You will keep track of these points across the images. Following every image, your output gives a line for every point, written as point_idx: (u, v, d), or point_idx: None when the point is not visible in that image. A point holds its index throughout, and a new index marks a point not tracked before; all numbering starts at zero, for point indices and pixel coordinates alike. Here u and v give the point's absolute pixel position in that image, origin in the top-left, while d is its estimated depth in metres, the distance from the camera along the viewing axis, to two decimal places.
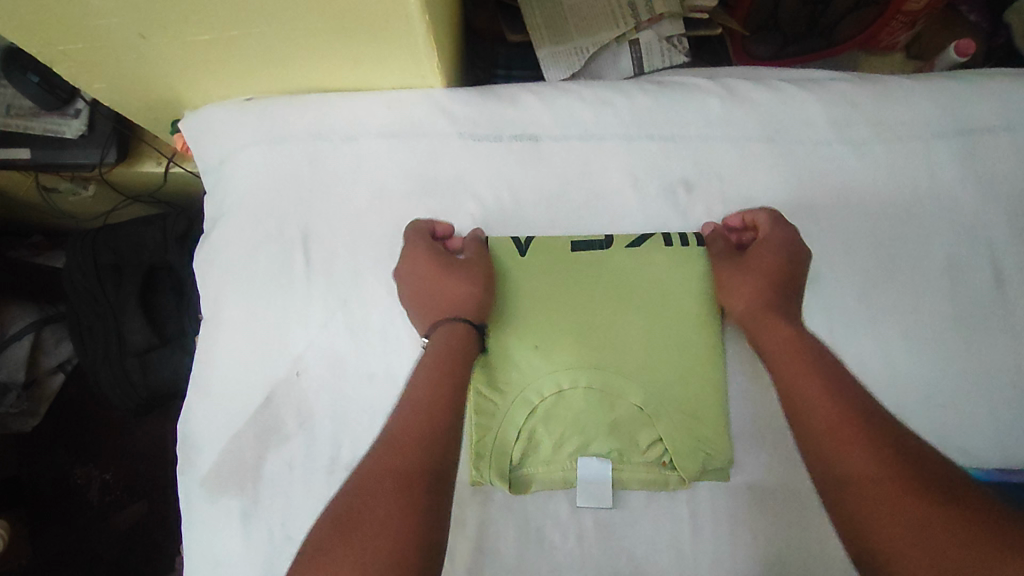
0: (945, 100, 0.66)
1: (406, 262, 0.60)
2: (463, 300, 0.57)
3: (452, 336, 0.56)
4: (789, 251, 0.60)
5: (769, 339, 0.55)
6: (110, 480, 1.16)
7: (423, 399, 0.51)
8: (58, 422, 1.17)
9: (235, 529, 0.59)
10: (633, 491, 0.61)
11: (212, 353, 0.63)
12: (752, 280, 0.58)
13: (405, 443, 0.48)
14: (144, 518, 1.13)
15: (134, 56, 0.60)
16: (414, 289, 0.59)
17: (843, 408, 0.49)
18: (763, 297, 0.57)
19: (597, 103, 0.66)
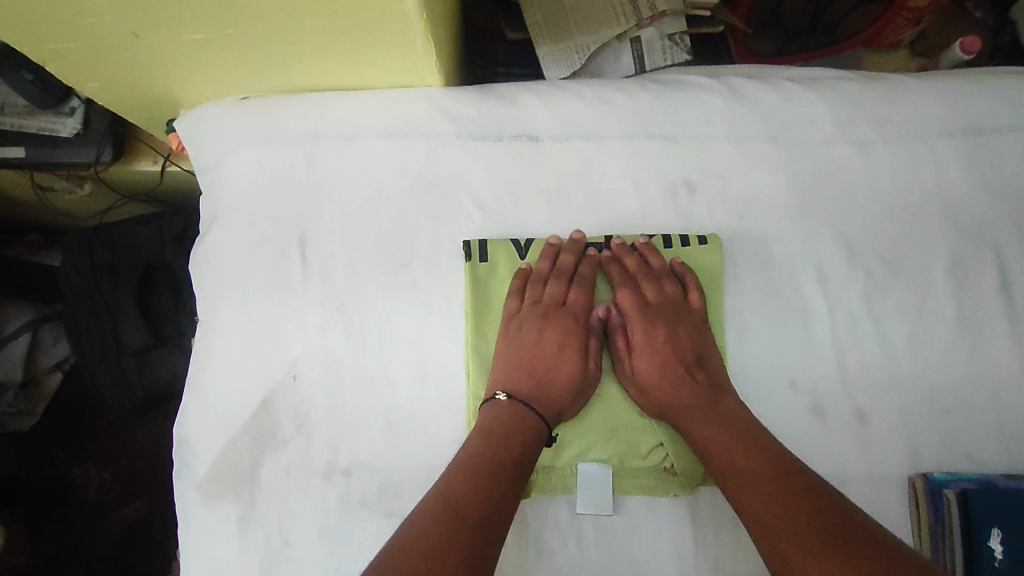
0: (951, 99, 0.65)
1: (524, 317, 0.63)
2: (563, 393, 0.60)
3: (524, 413, 0.58)
4: (675, 311, 0.62)
5: (674, 408, 0.59)
6: (108, 479, 1.15)
7: (509, 425, 0.56)
8: (56, 420, 1.17)
9: (232, 534, 0.59)
10: (634, 496, 0.60)
11: (209, 356, 0.63)
12: (648, 357, 0.61)
13: (492, 456, 0.53)
14: (143, 518, 1.13)
15: (127, 55, 0.59)
16: (519, 345, 0.61)
17: (743, 445, 0.54)
18: (660, 371, 0.60)
19: (598, 103, 0.65)
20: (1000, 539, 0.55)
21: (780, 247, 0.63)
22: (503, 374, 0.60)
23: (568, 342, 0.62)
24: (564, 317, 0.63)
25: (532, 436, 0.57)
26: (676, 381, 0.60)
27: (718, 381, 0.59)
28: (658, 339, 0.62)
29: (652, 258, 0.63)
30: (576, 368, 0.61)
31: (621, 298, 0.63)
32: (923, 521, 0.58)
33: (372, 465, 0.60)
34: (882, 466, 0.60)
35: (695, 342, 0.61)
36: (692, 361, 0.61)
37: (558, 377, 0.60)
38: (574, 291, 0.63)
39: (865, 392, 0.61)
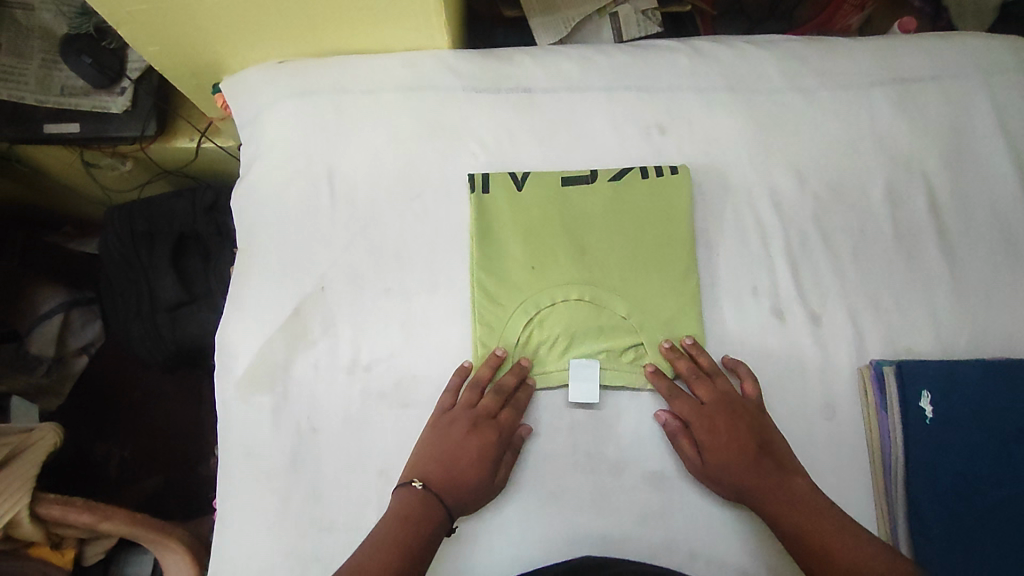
0: (881, 55, 0.76)
1: (456, 415, 0.65)
2: (470, 491, 0.63)
3: (431, 503, 0.61)
4: (732, 402, 0.65)
5: (757, 495, 0.62)
6: (128, 456, 1.21)
7: (421, 506, 0.60)
8: (78, 403, 1.24)
9: (267, 421, 0.68)
10: (617, 388, 0.68)
11: (247, 275, 0.73)
12: (717, 450, 0.63)
13: (402, 528, 0.59)
14: (163, 492, 1.19)
15: (187, 18, 0.71)
16: (447, 442, 0.64)
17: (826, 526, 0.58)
18: (735, 461, 0.63)
19: (582, 61, 0.76)
20: (929, 400, 0.64)
21: (740, 178, 0.73)
22: (423, 462, 0.64)
23: (489, 451, 0.64)
24: (492, 428, 0.64)
25: (432, 528, 0.60)
26: (747, 468, 0.62)
27: (781, 461, 0.63)
28: (720, 433, 0.64)
29: (700, 357, 0.67)
30: (487, 475, 0.63)
31: (681, 405, 0.65)
32: (869, 397, 0.67)
33: (389, 363, 0.69)
34: (832, 359, 0.69)
35: (752, 426, 0.64)
36: (758, 444, 0.63)
37: (467, 479, 0.63)
38: (506, 411, 0.65)
39: (817, 297, 0.71)
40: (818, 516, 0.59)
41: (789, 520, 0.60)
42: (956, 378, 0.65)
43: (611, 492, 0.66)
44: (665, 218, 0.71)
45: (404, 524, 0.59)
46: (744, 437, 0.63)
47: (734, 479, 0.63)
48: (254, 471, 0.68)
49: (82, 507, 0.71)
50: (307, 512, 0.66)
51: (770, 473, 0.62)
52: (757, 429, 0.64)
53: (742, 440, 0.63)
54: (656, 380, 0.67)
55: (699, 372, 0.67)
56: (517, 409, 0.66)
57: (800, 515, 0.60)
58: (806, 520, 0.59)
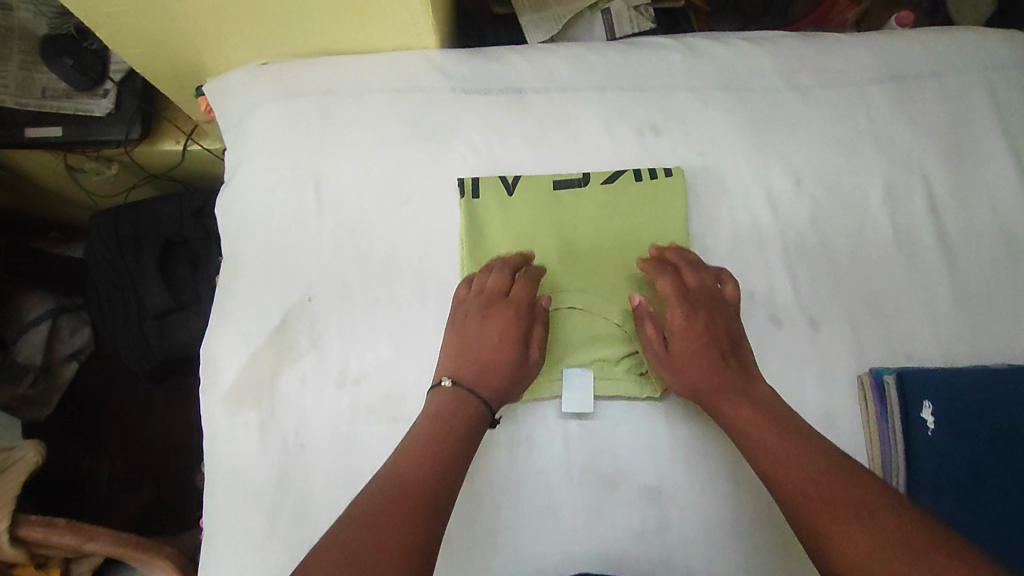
0: (878, 51, 0.74)
1: (470, 306, 0.65)
2: (503, 377, 0.63)
3: (468, 397, 0.61)
4: (712, 298, 0.64)
5: (713, 392, 0.61)
6: (119, 467, 1.20)
7: (456, 402, 0.61)
8: (69, 414, 1.23)
9: (254, 437, 0.67)
10: (611, 398, 0.67)
11: (233, 286, 0.71)
12: (685, 335, 0.63)
13: (437, 424, 0.58)
14: (154, 506, 1.17)
15: (167, 20, 0.68)
16: (467, 334, 0.64)
17: (778, 429, 0.56)
18: (697, 350, 0.62)
19: (573, 60, 0.75)
20: (931, 411, 0.63)
21: (736, 180, 0.72)
22: (450, 362, 0.64)
23: (510, 332, 0.64)
24: (507, 305, 0.65)
25: (473, 420, 0.60)
26: (712, 365, 0.62)
27: (748, 364, 0.62)
28: (695, 323, 0.63)
29: (689, 254, 0.67)
30: (516, 355, 0.64)
31: (663, 286, 0.65)
32: (869, 407, 0.66)
33: (379, 376, 0.68)
34: (830, 365, 0.67)
35: (725, 326, 0.64)
36: (726, 348, 0.63)
37: (498, 365, 0.63)
38: (517, 286, 0.66)
39: (816, 302, 0.69)
40: (774, 420, 0.57)
41: (738, 416, 0.58)
42: (957, 387, 0.63)
43: (606, 505, 0.64)
44: (660, 221, 0.70)
45: (443, 421, 0.59)
46: (713, 330, 0.63)
47: (691, 370, 0.62)
48: (240, 488, 0.66)
49: (65, 529, 0.69)
50: (295, 533, 0.64)
51: (732, 373, 0.61)
52: (730, 329, 0.64)
53: (713, 335, 0.63)
54: (644, 267, 0.67)
55: (686, 263, 0.66)
56: (528, 280, 0.66)
57: (755, 416, 0.58)
58: (758, 419, 0.57)
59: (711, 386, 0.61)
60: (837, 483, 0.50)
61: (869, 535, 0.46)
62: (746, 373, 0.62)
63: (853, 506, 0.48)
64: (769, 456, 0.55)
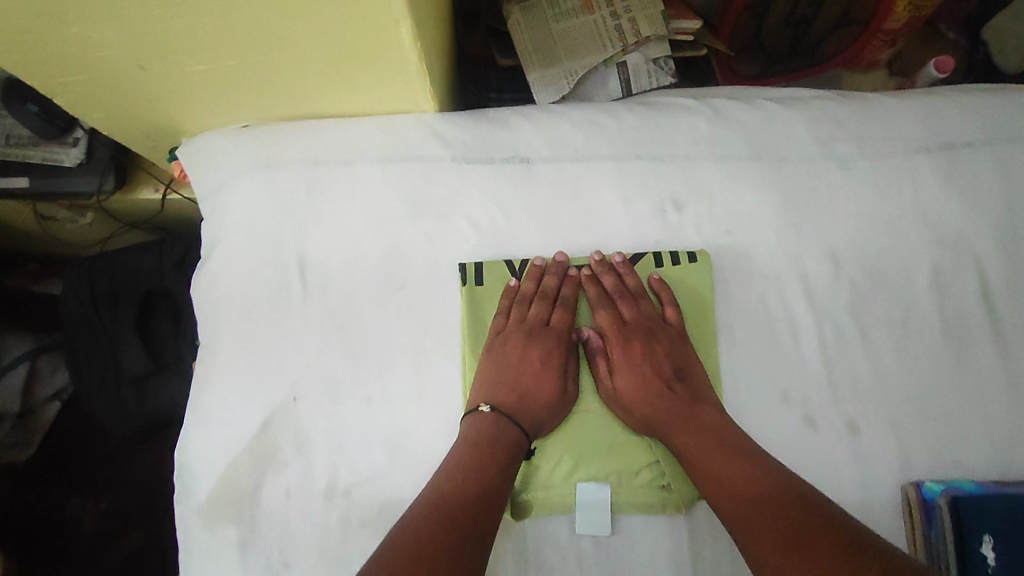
0: (924, 116, 0.67)
1: (509, 335, 0.65)
2: (545, 407, 0.62)
3: (513, 425, 0.60)
4: (650, 326, 0.65)
5: (662, 421, 0.60)
6: (105, 509, 1.13)
7: (497, 425, 0.59)
8: (52, 452, 1.16)
9: (234, 557, 0.60)
10: (630, 514, 0.60)
11: (210, 380, 0.64)
12: (626, 370, 0.63)
13: (481, 445, 0.57)
14: (139, 552, 1.11)
15: (132, 87, 0.61)
16: (505, 362, 0.63)
17: (722, 452, 0.56)
18: (639, 386, 0.62)
19: (587, 125, 0.67)
20: (992, 546, 0.56)
21: (767, 262, 0.65)
22: (487, 388, 0.61)
23: (550, 361, 0.64)
24: (548, 334, 0.65)
25: (514, 446, 0.59)
26: (658, 395, 0.61)
27: (695, 389, 0.61)
28: (635, 354, 0.64)
29: (628, 277, 0.66)
30: (557, 385, 0.63)
31: (600, 319, 0.65)
32: (917, 528, 0.59)
33: (373, 486, 0.61)
34: (874, 475, 0.61)
35: (669, 353, 0.63)
36: (672, 374, 0.63)
37: (541, 394, 0.62)
38: (557, 313, 0.66)
39: (856, 402, 0.62)
40: (718, 443, 0.57)
41: (684, 441, 0.58)
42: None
43: None
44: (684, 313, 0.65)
45: (486, 444, 0.58)
46: (654, 359, 0.63)
47: (640, 402, 0.61)
48: None
49: None
50: None
51: (678, 399, 0.61)
52: (671, 355, 0.63)
53: (656, 366, 0.63)
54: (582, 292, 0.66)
55: (623, 290, 0.66)
56: (569, 311, 0.66)
57: (702, 441, 0.57)
58: (701, 442, 0.57)
59: (658, 415, 0.60)
60: (783, 509, 0.51)
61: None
62: (692, 395, 0.61)
63: (797, 533, 0.49)
64: (715, 480, 0.55)
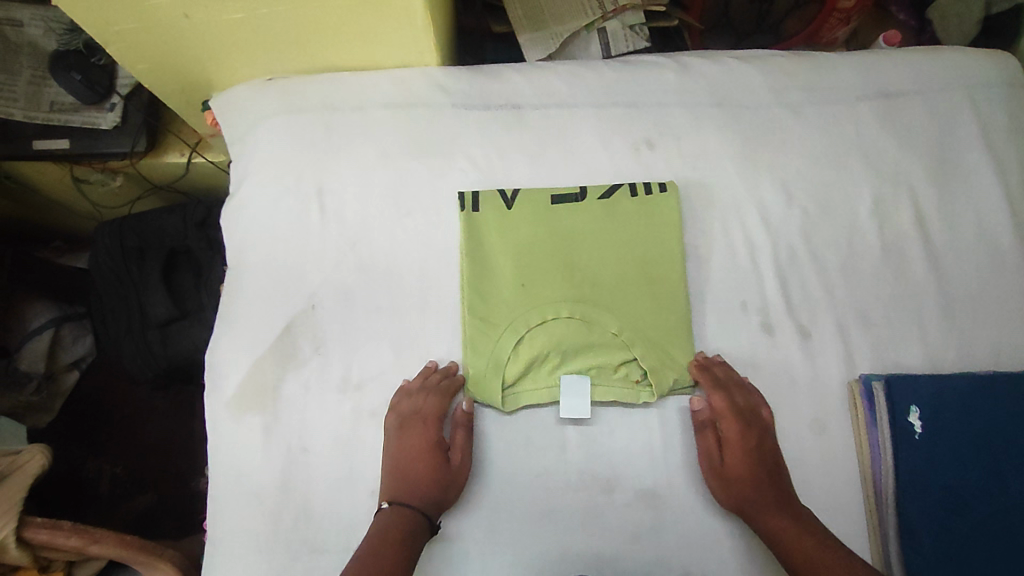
0: (864, 70, 0.77)
1: (395, 431, 0.66)
2: (434, 488, 0.64)
3: (408, 514, 0.62)
4: (754, 418, 0.66)
5: (760, 507, 0.62)
6: (120, 472, 1.19)
7: (392, 521, 0.61)
8: (71, 419, 1.23)
9: (257, 441, 0.68)
10: (608, 404, 0.68)
11: (237, 295, 0.72)
12: (738, 459, 0.64)
13: (383, 540, 0.60)
14: (155, 506, 1.17)
15: (175, 36, 0.70)
16: (396, 456, 0.65)
17: (816, 541, 0.60)
18: (747, 475, 0.64)
19: (570, 77, 0.77)
20: (918, 416, 0.65)
21: (728, 193, 0.74)
22: (387, 484, 0.64)
23: (430, 441, 0.65)
24: (423, 421, 0.66)
25: (413, 530, 0.61)
26: (757, 482, 0.63)
27: (786, 485, 0.64)
28: (743, 439, 0.65)
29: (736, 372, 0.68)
30: (442, 463, 0.65)
31: (717, 401, 0.66)
32: (858, 410, 0.67)
33: (381, 381, 0.69)
34: (822, 372, 0.69)
35: (765, 446, 0.66)
36: (769, 464, 0.65)
37: (430, 476, 0.64)
38: (430, 399, 0.66)
39: (806, 311, 0.71)
40: (811, 535, 0.60)
41: (778, 526, 0.61)
42: (945, 396, 0.65)
43: (604, 511, 0.65)
44: (652, 231, 0.71)
45: (390, 540, 0.60)
46: (756, 449, 0.65)
47: (742, 485, 0.63)
48: (243, 490, 0.67)
49: (70, 531, 0.69)
50: (297, 533, 0.66)
51: (773, 489, 0.63)
52: (767, 449, 0.66)
53: (755, 453, 0.65)
54: (699, 372, 0.67)
55: (736, 383, 0.67)
56: (440, 395, 0.67)
57: (796, 532, 0.60)
58: (794, 533, 0.60)
59: (755, 503, 0.63)
60: None
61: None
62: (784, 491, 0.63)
63: None
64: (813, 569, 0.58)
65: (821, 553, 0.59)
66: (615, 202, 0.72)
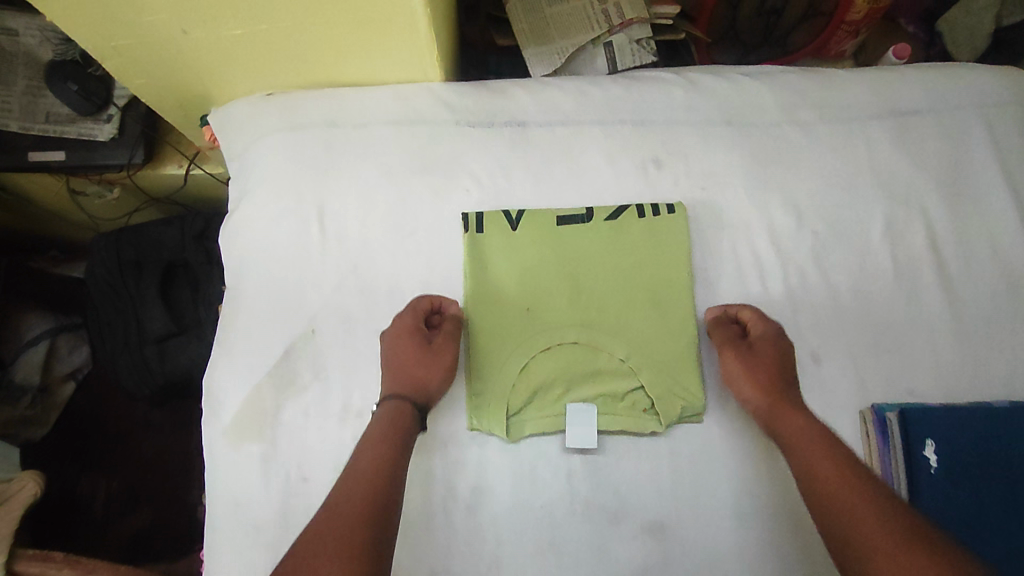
0: (876, 88, 0.75)
1: (391, 333, 0.66)
2: (424, 385, 0.64)
3: (399, 412, 0.61)
4: (780, 335, 0.66)
5: (775, 412, 0.61)
6: (115, 488, 1.18)
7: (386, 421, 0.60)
8: (66, 433, 1.21)
9: (256, 470, 0.66)
10: (615, 433, 0.67)
11: (235, 318, 0.71)
12: (758, 362, 0.64)
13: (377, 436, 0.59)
14: (151, 523, 1.15)
15: (173, 51, 0.68)
16: (391, 356, 0.65)
17: (825, 442, 0.57)
18: (763, 376, 0.63)
19: (577, 94, 0.75)
20: (934, 449, 0.63)
21: (738, 214, 0.72)
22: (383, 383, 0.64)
23: (421, 341, 0.65)
24: (415, 324, 0.66)
25: (404, 425, 0.60)
26: (774, 385, 0.62)
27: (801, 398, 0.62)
28: (766, 349, 0.64)
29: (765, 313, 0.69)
30: (428, 365, 0.64)
31: (746, 314, 0.67)
32: (872, 442, 0.66)
33: None
34: (834, 400, 0.67)
35: (785, 360, 0.64)
36: (787, 376, 0.64)
37: (417, 374, 0.64)
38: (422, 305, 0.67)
39: (818, 336, 0.69)
40: (823, 440, 0.57)
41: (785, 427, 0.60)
42: (961, 428, 0.64)
43: (611, 544, 0.64)
44: (658, 254, 0.70)
45: (387, 435, 0.59)
46: (778, 360, 0.64)
47: (756, 385, 0.63)
48: (241, 521, 0.66)
49: (62, 562, 0.68)
50: None
51: (788, 397, 0.62)
52: (787, 366, 0.64)
53: (777, 363, 0.64)
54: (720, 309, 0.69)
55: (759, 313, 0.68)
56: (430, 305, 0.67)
57: (806, 432, 0.58)
58: (803, 435, 0.58)
59: (768, 406, 0.62)
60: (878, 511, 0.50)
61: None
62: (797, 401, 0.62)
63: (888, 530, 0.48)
64: (813, 469, 0.55)
65: (825, 453, 0.56)
66: (622, 225, 0.71)
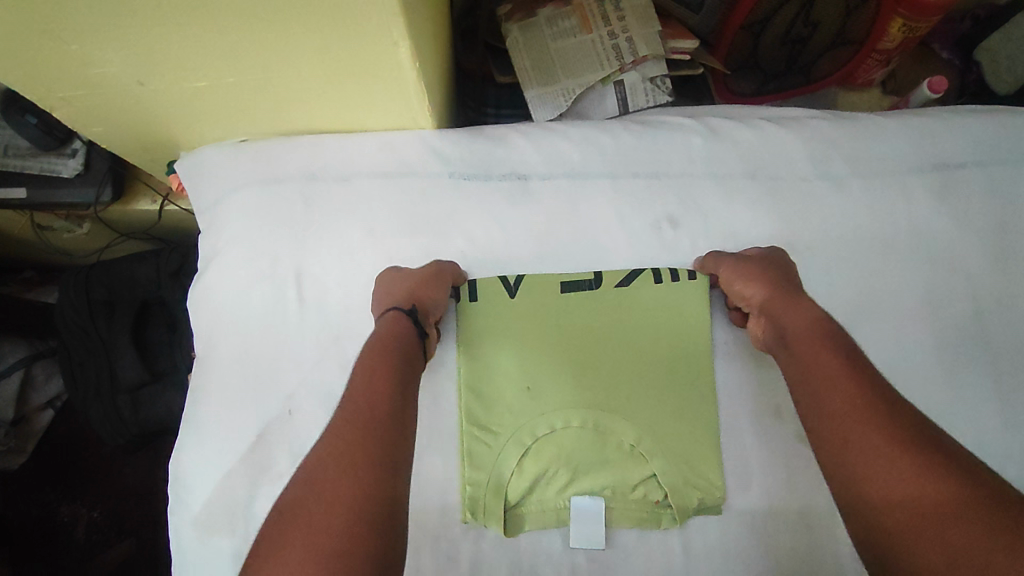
0: (915, 138, 0.69)
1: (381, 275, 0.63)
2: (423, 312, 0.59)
3: (397, 331, 0.56)
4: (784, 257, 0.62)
5: (774, 317, 0.57)
6: (98, 518, 1.09)
7: (385, 333, 0.56)
8: (45, 460, 1.11)
9: (225, 568, 0.59)
10: (626, 529, 0.60)
11: (205, 393, 0.64)
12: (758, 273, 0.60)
13: (375, 350, 0.54)
14: (135, 556, 1.07)
15: (131, 100, 0.61)
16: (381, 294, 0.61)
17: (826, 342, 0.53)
18: (761, 285, 0.59)
19: (584, 143, 0.68)
20: None
21: None
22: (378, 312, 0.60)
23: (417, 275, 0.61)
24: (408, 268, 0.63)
25: (404, 343, 0.56)
26: (773, 290, 0.59)
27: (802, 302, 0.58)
28: (765, 264, 0.61)
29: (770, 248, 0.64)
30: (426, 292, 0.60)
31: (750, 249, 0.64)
32: None
33: None
34: None
35: (785, 272, 0.61)
36: (787, 281, 0.60)
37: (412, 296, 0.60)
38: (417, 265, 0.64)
39: None
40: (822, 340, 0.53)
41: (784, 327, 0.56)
42: None
43: None
44: (672, 323, 0.64)
45: (383, 346, 0.55)
46: (778, 274, 0.60)
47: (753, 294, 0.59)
48: None
49: None
50: None
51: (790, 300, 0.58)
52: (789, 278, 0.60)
53: (775, 273, 0.60)
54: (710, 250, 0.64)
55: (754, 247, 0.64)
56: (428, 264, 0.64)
57: (807, 333, 0.54)
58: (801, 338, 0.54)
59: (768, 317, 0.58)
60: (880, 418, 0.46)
61: (929, 487, 0.41)
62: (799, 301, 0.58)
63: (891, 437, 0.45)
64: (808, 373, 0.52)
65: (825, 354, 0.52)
66: (634, 292, 0.64)
